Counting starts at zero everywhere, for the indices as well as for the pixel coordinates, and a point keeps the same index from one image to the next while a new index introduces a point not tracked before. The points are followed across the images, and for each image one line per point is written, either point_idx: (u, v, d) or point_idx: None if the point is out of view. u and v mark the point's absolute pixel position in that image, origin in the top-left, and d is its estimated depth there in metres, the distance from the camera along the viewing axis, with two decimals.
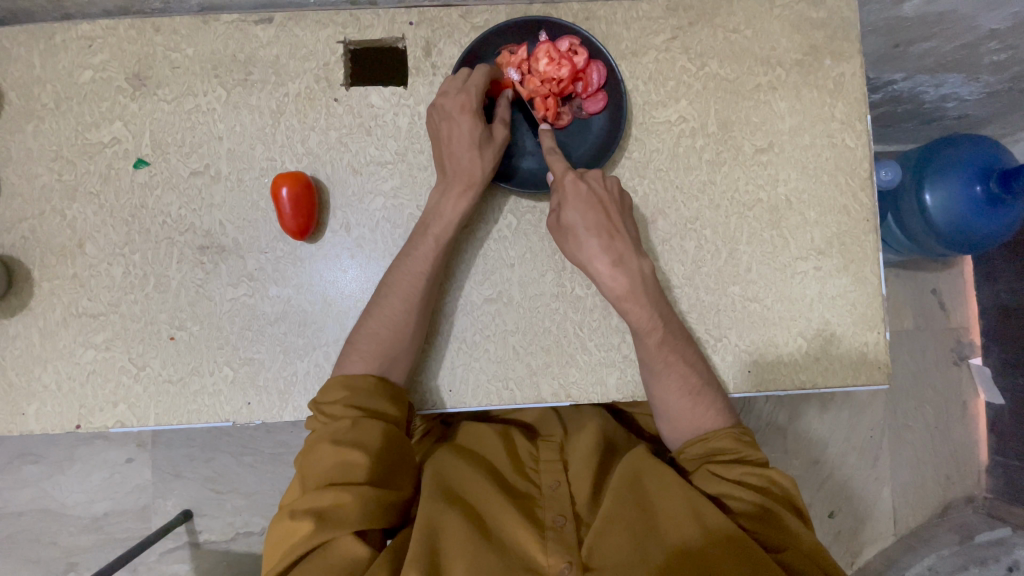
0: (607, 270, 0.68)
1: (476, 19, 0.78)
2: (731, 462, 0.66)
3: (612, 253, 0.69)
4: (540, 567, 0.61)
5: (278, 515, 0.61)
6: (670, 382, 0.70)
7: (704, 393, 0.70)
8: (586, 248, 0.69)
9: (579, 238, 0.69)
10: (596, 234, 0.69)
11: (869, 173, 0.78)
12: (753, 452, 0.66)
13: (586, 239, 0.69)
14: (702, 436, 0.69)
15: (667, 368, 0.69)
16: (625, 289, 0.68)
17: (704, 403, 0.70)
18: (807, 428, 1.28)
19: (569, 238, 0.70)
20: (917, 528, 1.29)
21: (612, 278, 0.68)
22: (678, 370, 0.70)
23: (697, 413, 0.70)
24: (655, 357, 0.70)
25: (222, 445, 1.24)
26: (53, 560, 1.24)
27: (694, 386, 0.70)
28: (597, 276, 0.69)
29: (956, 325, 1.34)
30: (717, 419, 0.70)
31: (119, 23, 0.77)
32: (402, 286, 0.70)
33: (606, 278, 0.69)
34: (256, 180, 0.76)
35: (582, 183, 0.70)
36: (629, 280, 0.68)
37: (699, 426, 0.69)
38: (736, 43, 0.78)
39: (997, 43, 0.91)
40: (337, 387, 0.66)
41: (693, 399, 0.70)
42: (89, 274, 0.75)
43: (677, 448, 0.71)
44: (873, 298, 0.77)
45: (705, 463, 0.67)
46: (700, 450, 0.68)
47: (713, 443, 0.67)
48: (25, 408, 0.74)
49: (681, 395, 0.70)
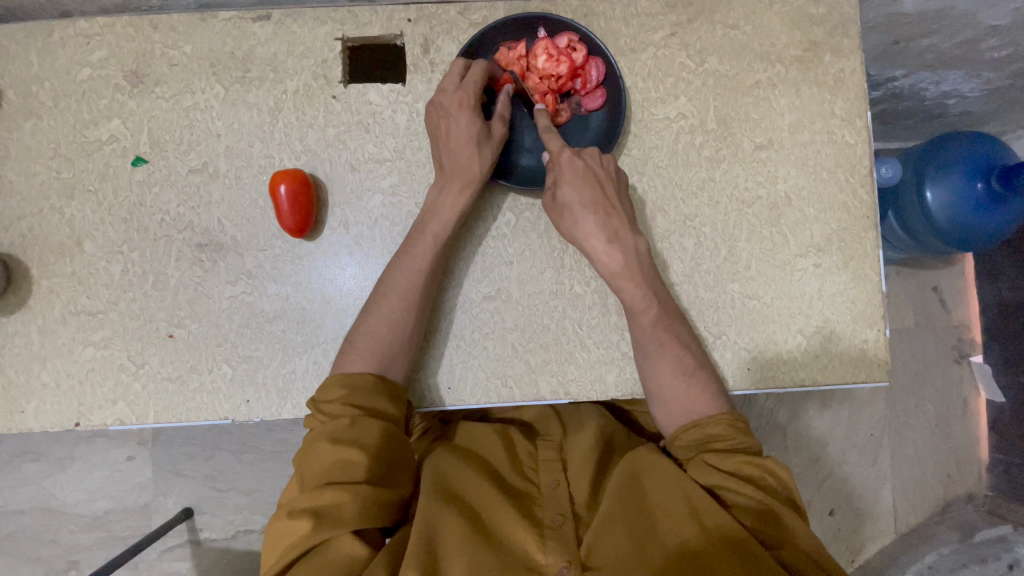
0: (603, 247, 0.69)
1: (475, 16, 0.78)
2: (728, 450, 0.65)
3: (608, 230, 0.69)
4: (539, 566, 0.61)
5: (277, 513, 0.61)
6: (664, 363, 0.69)
7: (698, 376, 0.69)
8: (583, 224, 0.69)
9: (576, 214, 0.69)
10: (593, 210, 0.69)
11: (869, 169, 0.77)
12: (748, 441, 0.66)
13: (582, 215, 0.69)
14: (695, 423, 0.67)
15: (662, 350, 0.69)
16: (619, 266, 0.69)
17: (697, 386, 0.69)
18: (807, 426, 1.28)
19: (565, 214, 0.70)
20: (917, 526, 1.28)
21: (608, 254, 0.69)
22: (672, 352, 0.69)
23: (691, 396, 0.69)
24: (650, 339, 0.69)
25: (222, 443, 1.24)
26: (53, 558, 1.24)
27: (688, 367, 0.69)
28: (594, 253, 0.69)
29: (957, 322, 1.34)
30: (711, 403, 0.69)
31: (116, 21, 0.77)
32: (400, 284, 0.70)
33: (602, 255, 0.69)
34: (254, 178, 0.76)
35: (579, 159, 0.71)
36: (625, 258, 0.69)
37: (693, 411, 0.68)
38: (735, 39, 0.78)
39: (998, 39, 0.91)
40: (335, 386, 0.66)
41: (687, 380, 0.69)
42: (88, 273, 0.75)
43: (670, 434, 0.70)
44: (873, 295, 0.77)
45: (700, 451, 0.66)
46: (694, 437, 0.67)
47: (708, 429, 0.66)
48: (24, 407, 0.74)
49: (674, 376, 0.69)
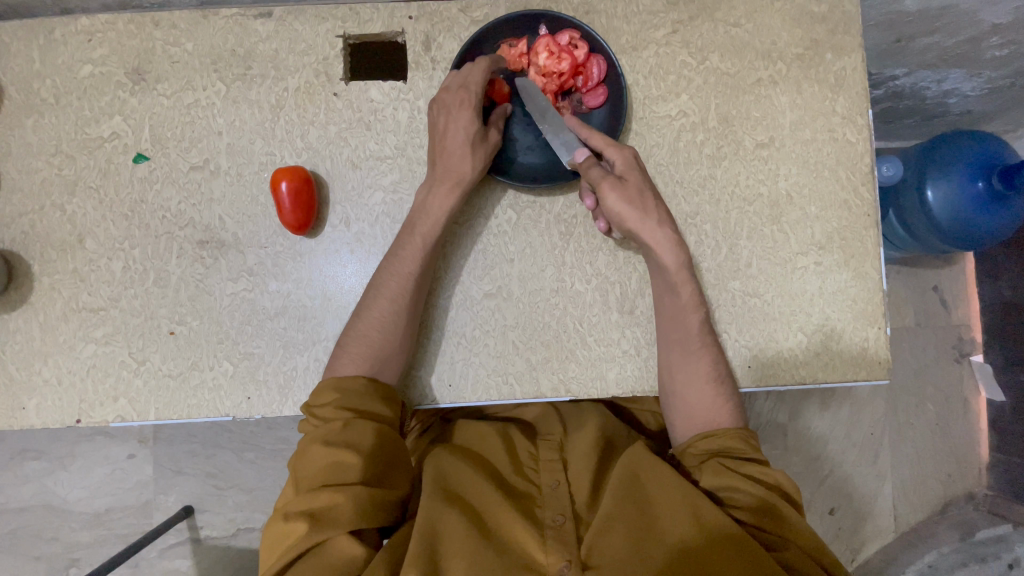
0: (671, 237, 0.68)
1: (476, 13, 0.78)
2: (741, 458, 0.66)
3: (673, 225, 0.69)
4: (540, 566, 0.61)
5: (273, 516, 0.61)
6: (699, 368, 0.70)
7: (724, 385, 0.70)
8: (656, 214, 0.68)
9: (648, 204, 0.68)
10: (661, 205, 0.69)
11: (869, 168, 0.77)
12: (759, 454, 0.66)
13: (654, 205, 0.68)
14: (710, 432, 0.68)
15: (700, 353, 0.70)
16: (682, 263, 0.69)
17: (723, 396, 0.70)
18: (808, 425, 1.28)
19: (636, 199, 0.68)
20: (917, 525, 1.28)
21: (674, 247, 0.68)
22: (710, 355, 0.70)
23: (715, 404, 0.69)
24: (693, 338, 0.70)
25: (223, 441, 1.24)
26: (54, 556, 1.24)
27: (719, 374, 0.70)
28: (660, 245, 0.68)
29: (957, 322, 1.34)
30: (731, 414, 0.69)
31: (118, 18, 0.77)
32: (390, 287, 0.70)
33: (669, 249, 0.68)
34: (256, 175, 0.76)
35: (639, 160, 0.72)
36: (684, 255, 0.69)
37: (711, 420, 0.69)
38: (736, 38, 0.78)
39: (999, 38, 0.91)
40: (328, 390, 0.66)
41: (715, 387, 0.70)
42: (89, 270, 0.75)
43: (682, 443, 0.70)
44: (874, 293, 0.77)
45: (717, 456, 0.66)
46: (708, 446, 0.67)
47: (722, 440, 0.67)
48: (26, 403, 0.74)
49: (706, 381, 0.69)
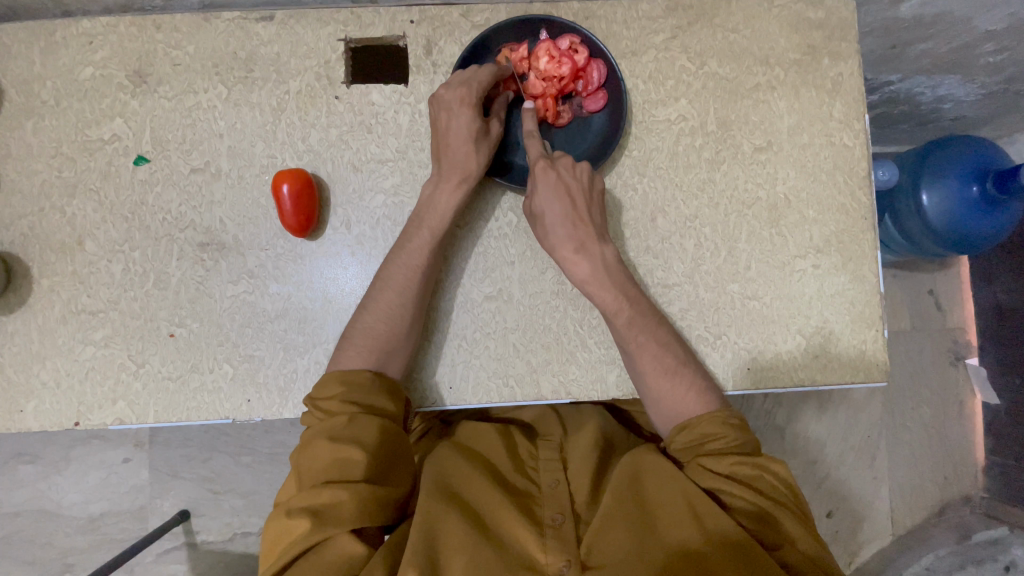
0: (569, 256, 0.70)
1: (477, 18, 0.78)
2: (720, 450, 0.64)
3: (575, 240, 0.70)
4: (538, 564, 0.60)
5: (276, 511, 0.61)
6: (646, 364, 0.70)
7: (682, 374, 0.69)
8: (552, 236, 0.71)
9: (546, 225, 0.71)
10: (561, 222, 0.70)
11: (866, 172, 0.78)
12: (740, 439, 0.65)
13: (552, 226, 0.71)
14: (686, 424, 0.67)
15: (642, 350, 0.70)
16: (586, 277, 0.70)
17: (683, 385, 0.69)
18: (806, 428, 1.28)
19: (539, 227, 0.72)
20: (915, 528, 1.29)
21: (574, 264, 0.70)
22: (652, 351, 0.69)
23: (680, 394, 0.69)
24: (626, 337, 0.70)
25: (220, 445, 1.24)
26: (48, 561, 1.23)
27: (670, 366, 0.69)
28: (563, 263, 0.71)
29: (953, 325, 1.35)
30: (701, 401, 0.68)
31: (119, 21, 0.77)
32: (397, 279, 0.71)
33: (570, 265, 0.70)
34: (256, 178, 0.76)
35: (552, 171, 0.71)
36: (594, 269, 0.70)
37: (683, 412, 0.68)
38: (735, 43, 0.79)
39: (993, 44, 0.92)
40: (334, 382, 0.66)
41: (670, 380, 0.69)
42: (89, 271, 0.75)
43: (665, 437, 0.69)
44: (871, 296, 0.77)
45: (695, 454, 0.65)
46: (688, 439, 0.66)
47: (702, 429, 0.66)
48: (23, 405, 0.74)
49: (659, 376, 0.69)
